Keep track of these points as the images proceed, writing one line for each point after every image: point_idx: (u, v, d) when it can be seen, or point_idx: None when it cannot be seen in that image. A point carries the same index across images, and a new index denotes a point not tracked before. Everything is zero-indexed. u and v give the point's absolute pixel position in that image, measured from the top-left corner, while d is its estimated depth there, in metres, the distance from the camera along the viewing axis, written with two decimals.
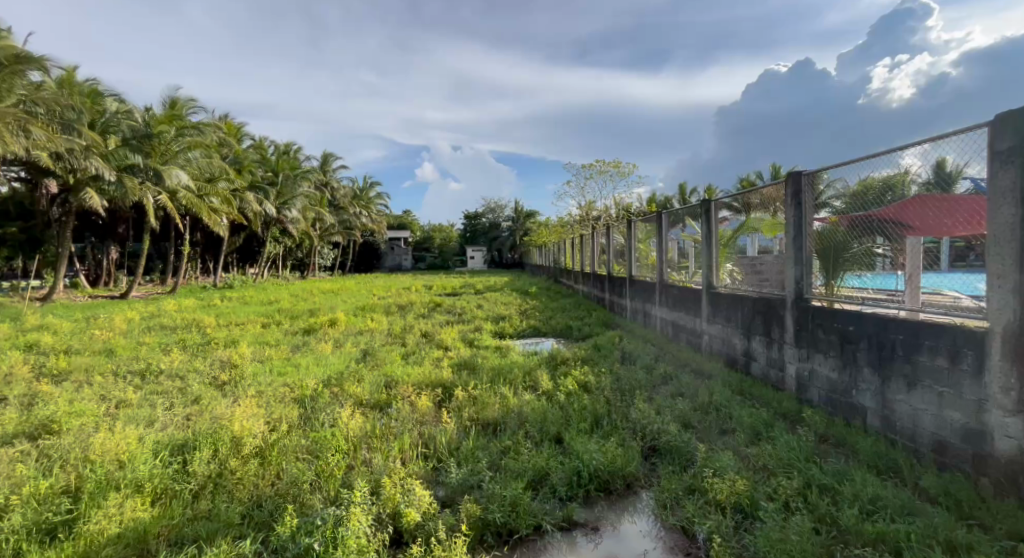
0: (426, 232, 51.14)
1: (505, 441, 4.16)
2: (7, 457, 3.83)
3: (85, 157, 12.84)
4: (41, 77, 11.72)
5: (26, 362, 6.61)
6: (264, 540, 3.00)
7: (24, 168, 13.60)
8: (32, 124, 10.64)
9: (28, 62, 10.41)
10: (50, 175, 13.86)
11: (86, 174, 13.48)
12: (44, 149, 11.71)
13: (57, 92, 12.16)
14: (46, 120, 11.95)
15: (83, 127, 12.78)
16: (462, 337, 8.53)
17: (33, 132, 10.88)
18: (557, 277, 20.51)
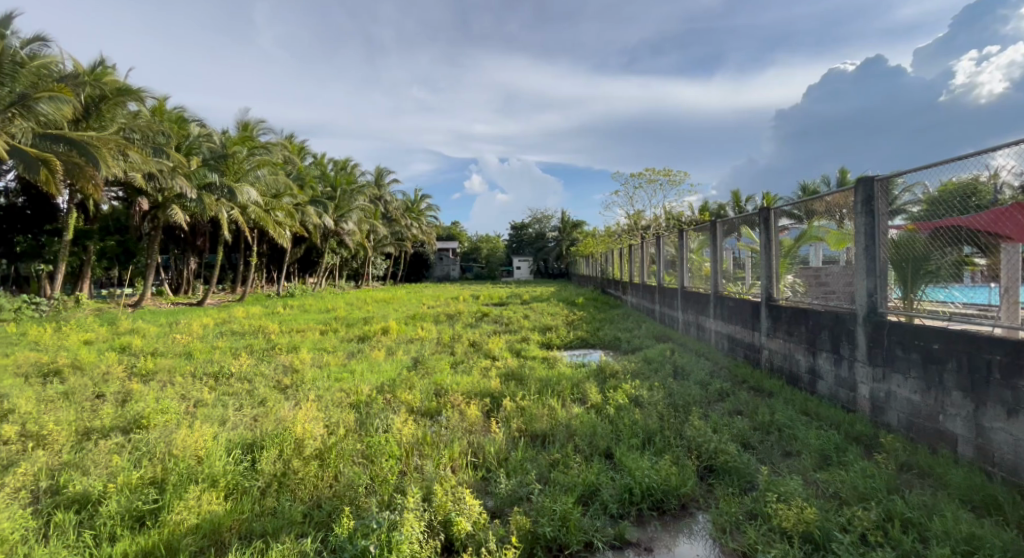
0: (474, 244, 51.78)
1: (554, 453, 4.10)
2: (105, 448, 4.16)
3: (171, 177, 13.91)
4: (138, 106, 13.13)
5: (119, 362, 7.19)
6: (323, 540, 3.09)
7: (122, 188, 14.95)
8: (129, 149, 11.79)
9: (127, 94, 12.21)
10: (142, 194, 15.13)
11: (172, 193, 14.63)
12: (138, 170, 12.86)
13: (150, 119, 13.49)
14: (140, 144, 13.17)
15: (170, 150, 13.88)
16: (510, 347, 8.55)
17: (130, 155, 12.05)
18: (605, 287, 20.26)
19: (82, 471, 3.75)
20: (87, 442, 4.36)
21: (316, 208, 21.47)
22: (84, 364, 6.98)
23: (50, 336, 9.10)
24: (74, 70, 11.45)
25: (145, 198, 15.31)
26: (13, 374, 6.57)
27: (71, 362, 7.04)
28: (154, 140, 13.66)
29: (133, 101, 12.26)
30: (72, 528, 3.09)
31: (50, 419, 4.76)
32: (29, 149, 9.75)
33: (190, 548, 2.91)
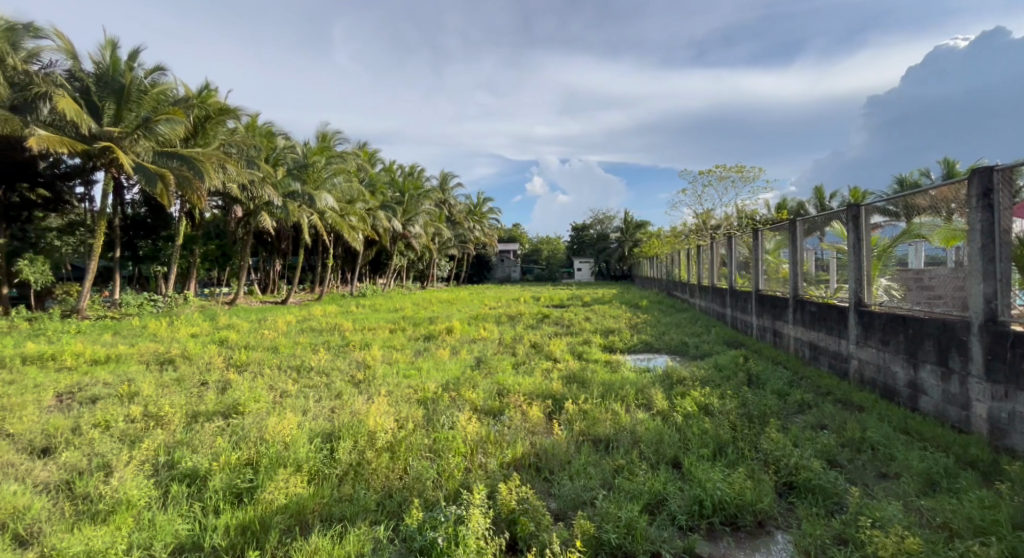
0: (534, 246, 51.81)
1: (619, 459, 3.97)
2: (210, 430, 4.55)
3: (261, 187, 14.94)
4: (235, 123, 14.32)
5: (219, 353, 7.82)
6: (395, 528, 3.18)
7: (220, 197, 16.17)
8: (228, 162, 12.83)
9: (228, 114, 13.15)
10: (238, 202, 16.24)
11: (261, 201, 15.75)
12: (234, 181, 13.97)
13: (244, 135, 14.63)
14: (237, 158, 14.37)
15: (261, 162, 14.98)
16: (571, 350, 8.42)
17: (229, 168, 13.07)
18: (670, 289, 19.64)
19: (191, 449, 4.14)
20: (195, 424, 4.80)
21: (386, 212, 22.32)
22: (191, 354, 7.68)
23: (163, 328, 10.11)
24: (186, 94, 12.64)
25: (240, 206, 16.42)
26: (137, 361, 7.36)
27: (181, 353, 7.77)
28: (248, 153, 14.81)
29: (229, 118, 13.34)
30: (184, 499, 3.43)
31: (165, 402, 5.28)
32: (149, 166, 11.31)
33: (280, 525, 3.13)
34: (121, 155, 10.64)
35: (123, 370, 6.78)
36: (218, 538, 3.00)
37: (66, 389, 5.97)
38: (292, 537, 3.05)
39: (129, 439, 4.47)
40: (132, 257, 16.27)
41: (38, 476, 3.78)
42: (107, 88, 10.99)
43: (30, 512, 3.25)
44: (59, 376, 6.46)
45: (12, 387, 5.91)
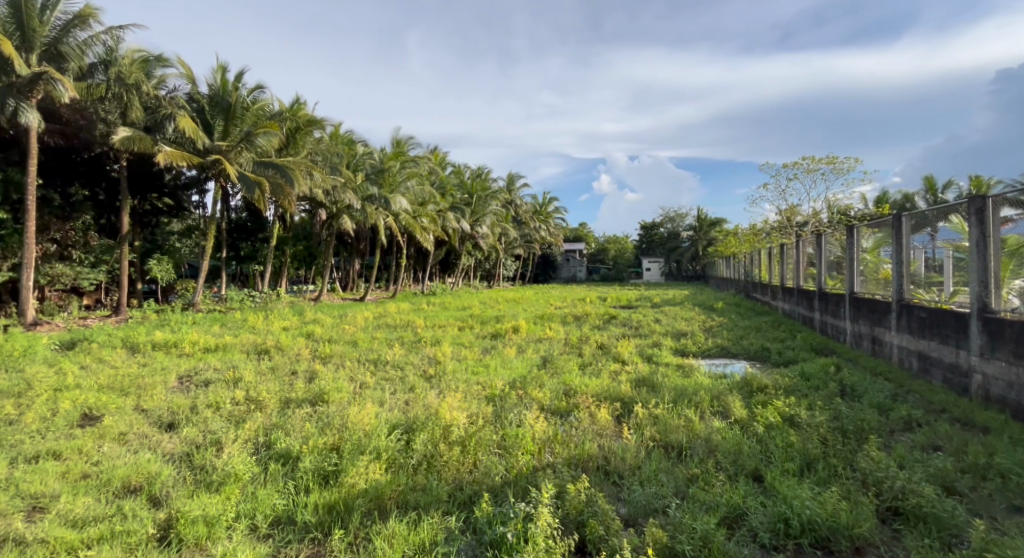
0: (601, 245, 50.89)
1: (693, 467, 3.73)
2: (299, 416, 4.82)
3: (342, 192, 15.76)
4: (320, 133, 15.20)
5: (306, 346, 8.31)
6: (466, 520, 3.18)
7: (307, 201, 17.23)
8: (314, 170, 13.63)
9: (314, 124, 13.94)
10: (322, 206, 17.23)
11: (342, 204, 16.60)
12: (321, 187, 14.84)
13: (328, 143, 15.48)
14: (322, 165, 15.24)
15: (343, 168, 15.78)
16: (641, 352, 8.12)
17: (315, 175, 13.88)
18: (749, 291, 18.53)
19: (284, 432, 4.41)
20: (287, 409, 5.10)
21: (456, 213, 22.80)
22: (283, 345, 8.21)
23: (259, 322, 10.91)
24: (280, 108, 13.62)
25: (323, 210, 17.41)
26: (239, 350, 8.00)
27: (275, 344, 8.34)
28: (331, 160, 15.66)
29: (315, 128, 14.16)
30: (279, 476, 3.66)
31: (262, 388, 5.68)
32: (248, 175, 12.17)
33: (361, 508, 3.24)
34: (226, 165, 11.68)
35: (229, 358, 7.39)
36: (306, 516, 3.16)
37: (184, 372, 6.59)
38: (372, 521, 3.14)
39: (235, 419, 4.85)
40: (234, 257, 17.76)
41: (165, 447, 4.22)
42: (217, 107, 12.09)
43: (159, 478, 3.65)
44: (178, 361, 7.16)
45: (140, 369, 6.62)
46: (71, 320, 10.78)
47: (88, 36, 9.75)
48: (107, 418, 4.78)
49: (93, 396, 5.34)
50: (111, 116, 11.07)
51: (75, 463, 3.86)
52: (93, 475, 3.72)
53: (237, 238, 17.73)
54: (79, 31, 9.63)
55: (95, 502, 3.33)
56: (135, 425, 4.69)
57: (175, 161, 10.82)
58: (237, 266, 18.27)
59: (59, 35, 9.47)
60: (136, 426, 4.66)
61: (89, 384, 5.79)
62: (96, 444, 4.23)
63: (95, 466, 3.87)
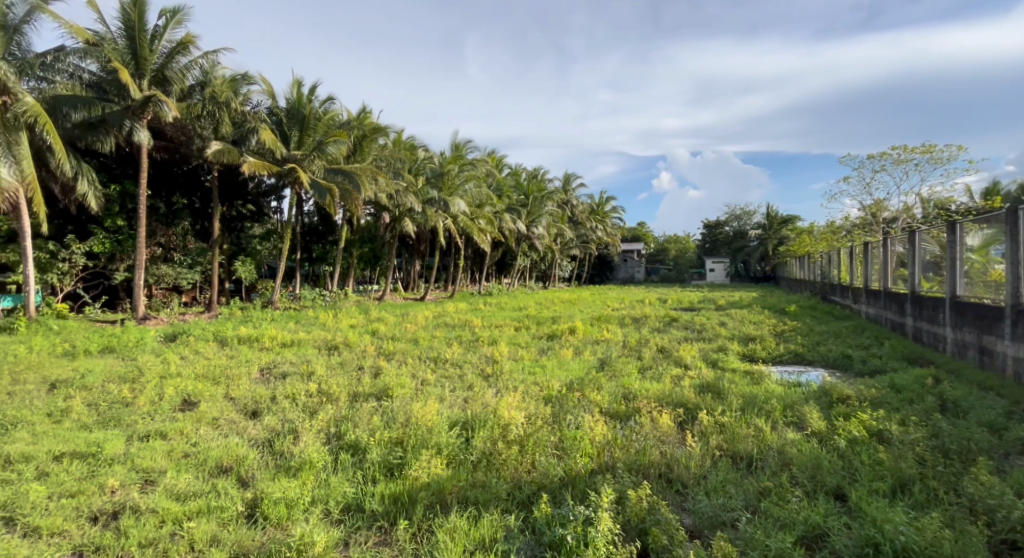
0: (661, 246, 49.44)
1: (766, 480, 3.50)
2: (366, 409, 5.00)
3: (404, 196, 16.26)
4: (384, 139, 15.76)
5: (372, 343, 8.61)
6: (525, 519, 3.15)
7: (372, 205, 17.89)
8: (379, 175, 14.13)
9: (379, 130, 14.46)
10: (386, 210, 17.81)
11: (405, 208, 17.10)
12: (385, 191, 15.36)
13: (391, 149, 16.00)
14: (385, 170, 15.78)
15: (405, 173, 16.27)
16: (705, 356, 7.78)
17: (379, 180, 14.39)
18: (826, 294, 17.35)
19: (353, 424, 4.57)
20: (355, 402, 5.30)
21: (512, 214, 22.91)
22: (350, 342, 8.57)
23: (329, 319, 11.47)
24: (347, 117, 14.24)
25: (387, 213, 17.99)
26: (311, 345, 8.43)
27: (343, 340, 8.72)
28: (394, 165, 16.18)
29: (379, 135, 14.68)
30: (348, 465, 3.81)
31: (332, 382, 5.94)
32: (319, 181, 12.75)
33: (424, 500, 3.29)
34: (300, 173, 12.33)
35: (303, 352, 7.81)
36: (372, 505, 3.26)
37: (264, 364, 7.03)
38: (433, 514, 3.18)
39: (309, 409, 5.10)
40: (308, 258, 18.85)
41: (250, 433, 4.50)
42: (294, 119, 12.84)
43: (246, 460, 3.90)
44: (260, 354, 7.64)
45: (227, 360, 7.12)
46: (173, 314, 11.83)
47: (189, 62, 10.58)
48: (202, 404, 5.18)
49: (191, 384, 5.79)
50: (206, 132, 12.02)
51: (176, 443, 4.20)
52: (192, 454, 4.04)
53: (310, 240, 18.78)
54: (181, 57, 10.43)
55: (194, 479, 3.61)
56: (225, 411, 5.05)
57: (258, 171, 11.57)
58: (309, 266, 19.29)
59: (164, 62, 10.31)
60: (226, 412, 5.01)
61: (187, 372, 6.29)
62: (194, 427, 4.58)
63: (193, 446, 4.18)
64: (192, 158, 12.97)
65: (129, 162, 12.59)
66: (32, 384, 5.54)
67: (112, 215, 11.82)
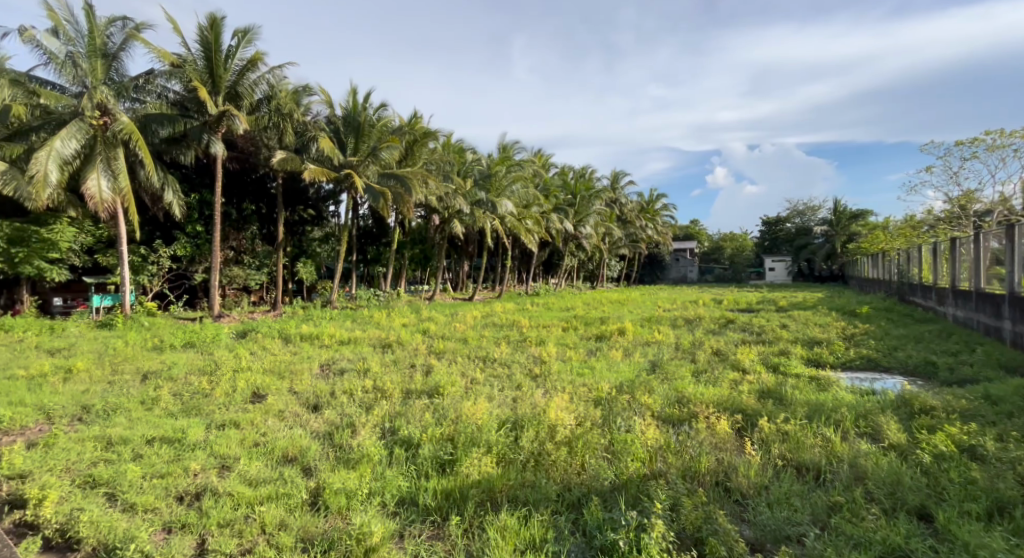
0: (715, 244, 47.75)
1: (836, 495, 3.36)
2: (418, 406, 5.17)
3: (454, 198, 16.59)
4: (435, 143, 16.13)
5: (423, 341, 8.85)
6: (575, 521, 3.18)
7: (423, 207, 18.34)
8: (430, 178, 14.47)
9: (430, 135, 14.82)
10: (436, 212, 18.21)
11: (454, 210, 17.43)
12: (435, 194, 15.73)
13: (441, 153, 16.37)
14: (436, 173, 16.15)
15: (455, 176, 16.58)
16: (764, 360, 7.49)
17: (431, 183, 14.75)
18: (905, 294, 16.19)
19: (406, 420, 4.75)
20: (408, 399, 5.50)
21: (560, 214, 22.83)
22: (402, 340, 8.85)
23: (383, 318, 11.88)
24: (400, 123, 14.69)
25: (437, 215, 18.38)
26: (366, 343, 8.77)
27: (395, 339, 9.01)
28: (443, 168, 16.53)
29: (430, 139, 15.04)
30: (402, 460, 3.97)
31: (386, 379, 6.17)
32: (373, 186, 13.15)
33: (474, 497, 3.37)
34: (356, 178, 12.82)
35: (359, 350, 8.14)
36: (425, 499, 3.38)
37: (324, 360, 7.39)
38: (484, 511, 3.26)
39: (365, 405, 5.34)
40: (363, 259, 19.57)
41: (312, 425, 4.76)
42: (350, 127, 13.39)
43: (309, 451, 4.14)
44: (320, 351, 8.04)
45: (291, 356, 7.53)
46: (244, 312, 12.65)
47: (257, 77, 11.25)
48: (270, 396, 5.53)
49: (259, 378, 6.18)
50: (271, 142, 12.80)
51: (248, 432, 4.52)
52: (261, 443, 4.33)
53: (364, 242, 19.49)
54: (250, 73, 11.09)
55: (264, 466, 3.88)
56: (289, 404, 5.37)
57: (318, 177, 12.13)
58: (364, 268, 20.02)
59: (236, 78, 11.01)
60: (290, 405, 5.33)
61: (256, 366, 6.74)
62: (263, 418, 4.91)
63: (262, 436, 4.48)
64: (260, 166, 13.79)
65: (207, 172, 13.50)
66: (127, 374, 6.12)
67: (192, 221, 12.78)
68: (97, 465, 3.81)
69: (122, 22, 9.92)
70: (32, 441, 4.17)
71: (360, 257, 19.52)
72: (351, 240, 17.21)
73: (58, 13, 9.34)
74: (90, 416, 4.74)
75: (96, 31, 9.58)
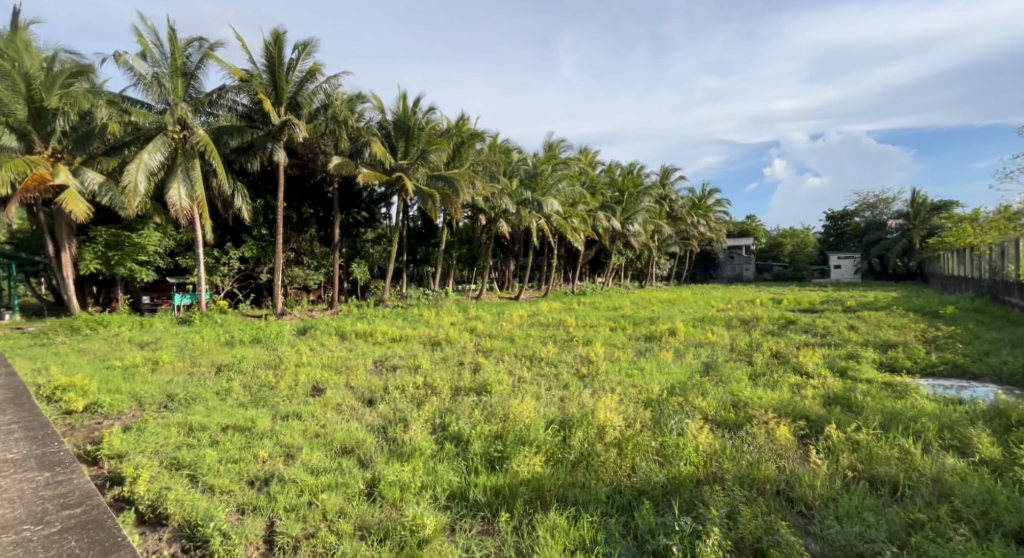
0: (773, 240, 45.73)
1: (916, 512, 3.21)
2: (468, 403, 5.32)
3: (500, 198, 16.78)
4: (480, 144, 16.39)
5: (471, 340, 9.03)
6: (626, 524, 3.22)
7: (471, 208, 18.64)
8: (477, 179, 14.71)
9: (478, 137, 15.05)
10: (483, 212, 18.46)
11: (500, 210, 17.61)
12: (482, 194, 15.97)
13: (487, 154, 16.60)
14: (482, 174, 16.41)
15: (501, 176, 16.79)
16: (830, 364, 7.17)
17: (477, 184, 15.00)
18: (999, 294, 14.89)
19: (456, 417, 4.91)
20: (457, 396, 5.66)
21: (607, 212, 22.60)
22: (451, 338, 9.07)
23: (432, 316, 12.20)
24: (448, 125, 15.00)
25: (484, 216, 18.62)
26: (416, 341, 9.06)
27: (444, 337, 9.25)
28: (490, 169, 16.76)
29: (477, 140, 15.27)
30: (453, 455, 4.13)
31: (437, 376, 6.38)
32: (422, 188, 13.50)
33: (525, 496, 3.47)
34: (406, 181, 13.22)
35: (410, 347, 8.43)
36: (477, 495, 3.51)
37: (378, 357, 7.71)
38: (535, 510, 3.35)
39: (416, 400, 5.55)
40: (412, 260, 20.11)
41: (367, 419, 5.01)
42: (401, 131, 13.82)
43: (364, 444, 4.36)
44: (374, 348, 8.39)
45: (347, 353, 7.89)
46: (304, 310, 13.32)
47: (315, 87, 11.83)
48: (329, 391, 5.84)
49: (319, 373, 6.54)
50: (328, 148, 13.40)
51: (309, 424, 4.81)
52: (321, 434, 4.60)
53: (414, 243, 20.02)
54: (309, 84, 11.67)
55: (324, 456, 4.12)
56: (346, 398, 5.66)
57: (371, 181, 12.60)
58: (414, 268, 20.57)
59: (297, 90, 11.60)
60: (347, 399, 5.62)
61: (316, 362, 7.13)
62: (322, 410, 5.21)
63: (322, 428, 4.75)
64: (317, 172, 14.46)
65: (270, 179, 14.30)
66: (204, 366, 6.63)
67: (257, 225, 13.59)
68: (181, 449, 4.18)
69: (199, 42, 10.67)
70: (126, 425, 4.62)
71: (410, 258, 20.06)
72: (402, 242, 17.74)
73: (145, 38, 10.16)
74: (174, 404, 5.19)
75: (177, 53, 10.38)
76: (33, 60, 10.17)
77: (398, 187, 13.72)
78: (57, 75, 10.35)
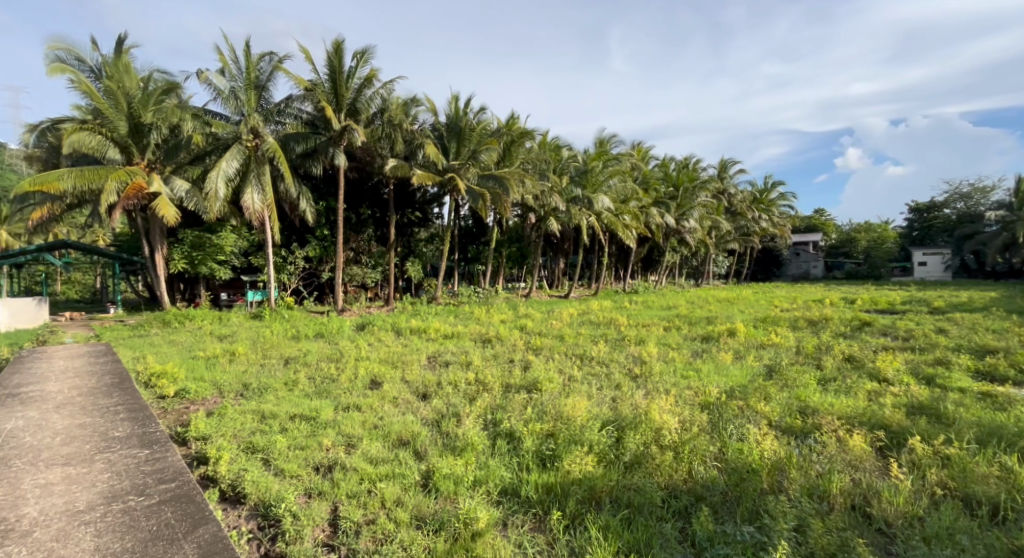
0: (843, 236, 43.03)
1: (1021, 538, 2.96)
2: (519, 400, 5.42)
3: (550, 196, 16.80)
4: (530, 142, 16.48)
5: (522, 338, 9.14)
6: (684, 530, 3.22)
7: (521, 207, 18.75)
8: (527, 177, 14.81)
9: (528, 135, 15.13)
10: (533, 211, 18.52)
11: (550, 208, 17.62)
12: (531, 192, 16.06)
13: (537, 152, 16.64)
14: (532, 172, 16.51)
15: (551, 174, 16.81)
16: (914, 370, 6.72)
17: (527, 182, 15.10)
18: None
19: (507, 413, 5.02)
20: (508, 393, 5.77)
21: (660, 209, 22.11)
22: (502, 336, 9.21)
23: (483, 314, 12.41)
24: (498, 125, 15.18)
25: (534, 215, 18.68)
26: (468, 338, 9.27)
27: (494, 334, 9.40)
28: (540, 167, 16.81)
29: (527, 139, 15.35)
30: (505, 451, 4.24)
31: (488, 373, 6.52)
32: (473, 188, 13.74)
33: (578, 495, 3.52)
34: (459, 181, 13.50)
35: (462, 344, 8.64)
36: (529, 491, 3.60)
37: (432, 353, 7.96)
38: (589, 510, 3.39)
39: (469, 396, 5.71)
40: (463, 258, 20.48)
41: (422, 412, 5.21)
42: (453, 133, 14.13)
43: (420, 436, 4.54)
44: (429, 344, 8.65)
45: (403, 348, 8.19)
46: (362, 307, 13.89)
47: (372, 92, 12.33)
48: (386, 385, 6.11)
49: (376, 367, 6.84)
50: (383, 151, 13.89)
51: (368, 416, 5.06)
52: (380, 426, 4.83)
53: (465, 242, 20.35)
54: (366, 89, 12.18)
55: (383, 447, 4.33)
56: (402, 392, 5.90)
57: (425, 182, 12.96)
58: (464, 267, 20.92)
59: (355, 96, 12.10)
60: (403, 393, 5.86)
61: (374, 356, 7.45)
62: (380, 403, 5.46)
63: (380, 419, 4.99)
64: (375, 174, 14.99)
65: (332, 183, 14.98)
66: (274, 359, 7.10)
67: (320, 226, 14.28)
68: (255, 434, 4.51)
69: (270, 56, 11.34)
70: (209, 410, 5.05)
71: (461, 257, 20.43)
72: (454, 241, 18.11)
73: (224, 55, 10.92)
74: (247, 393, 5.60)
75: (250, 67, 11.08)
76: (133, 81, 11.17)
77: (451, 187, 14.04)
78: (152, 93, 11.23)
